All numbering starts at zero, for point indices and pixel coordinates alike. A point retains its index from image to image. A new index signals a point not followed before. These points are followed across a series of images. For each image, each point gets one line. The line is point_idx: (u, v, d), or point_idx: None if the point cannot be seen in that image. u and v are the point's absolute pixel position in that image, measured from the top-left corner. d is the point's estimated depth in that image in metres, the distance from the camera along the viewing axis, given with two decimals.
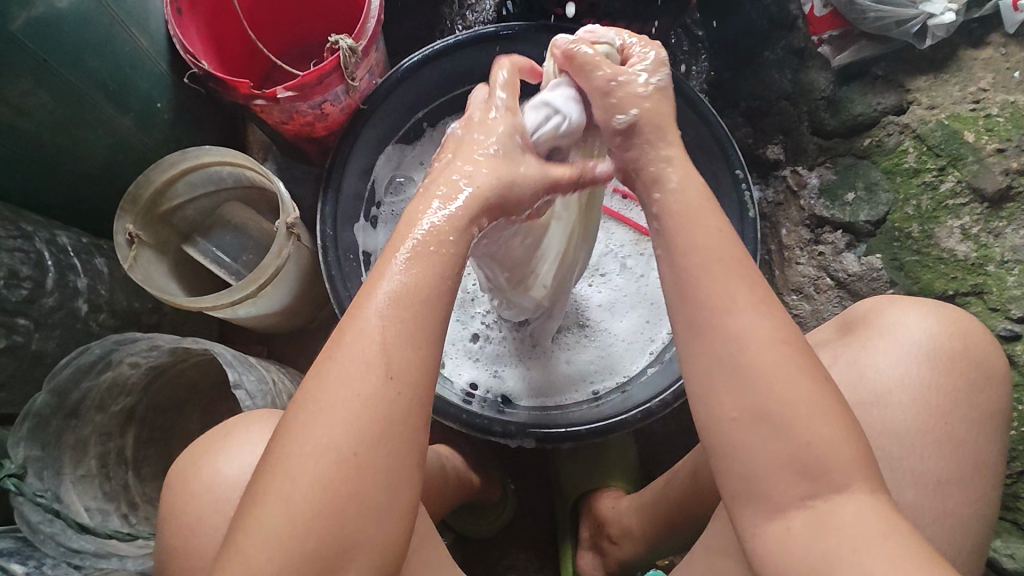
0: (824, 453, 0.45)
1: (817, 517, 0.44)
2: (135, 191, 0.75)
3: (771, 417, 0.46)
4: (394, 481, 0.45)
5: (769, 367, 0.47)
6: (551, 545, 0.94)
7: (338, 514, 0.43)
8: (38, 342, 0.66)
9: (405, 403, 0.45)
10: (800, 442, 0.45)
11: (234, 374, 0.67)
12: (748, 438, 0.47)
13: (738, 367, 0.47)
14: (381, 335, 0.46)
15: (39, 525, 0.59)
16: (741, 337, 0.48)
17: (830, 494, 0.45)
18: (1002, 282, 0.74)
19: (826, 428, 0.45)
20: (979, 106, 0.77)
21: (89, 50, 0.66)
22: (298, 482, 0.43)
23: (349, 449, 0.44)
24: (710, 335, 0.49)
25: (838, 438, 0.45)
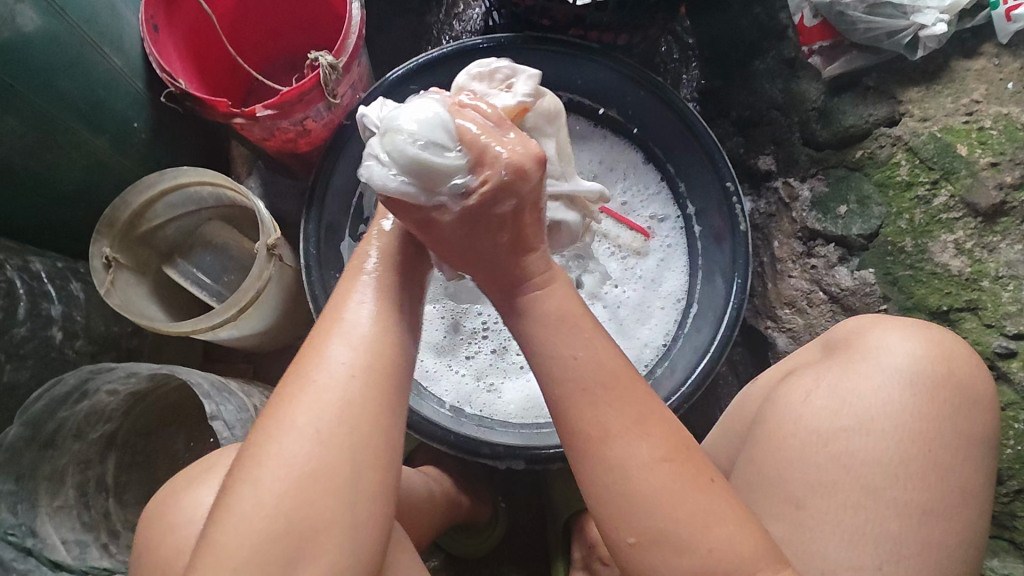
0: (674, 510, 0.45)
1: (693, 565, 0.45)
2: (112, 214, 0.73)
3: (665, 537, 0.45)
4: (368, 464, 0.46)
5: (660, 490, 0.45)
6: (543, 563, 0.93)
7: (312, 499, 0.45)
8: (10, 373, 0.65)
9: (369, 395, 0.48)
10: (703, 552, 0.45)
11: (211, 404, 0.65)
12: (654, 561, 0.46)
13: (626, 494, 0.46)
14: (345, 337, 0.49)
15: (11, 562, 0.60)
16: (630, 457, 0.46)
17: (698, 546, 0.45)
18: (996, 298, 0.72)
19: (673, 487, 0.45)
20: (972, 118, 0.75)
21: (59, 72, 0.64)
22: (277, 473, 0.45)
23: (323, 438, 0.46)
24: (594, 465, 0.47)
25: (687, 494, 0.45)
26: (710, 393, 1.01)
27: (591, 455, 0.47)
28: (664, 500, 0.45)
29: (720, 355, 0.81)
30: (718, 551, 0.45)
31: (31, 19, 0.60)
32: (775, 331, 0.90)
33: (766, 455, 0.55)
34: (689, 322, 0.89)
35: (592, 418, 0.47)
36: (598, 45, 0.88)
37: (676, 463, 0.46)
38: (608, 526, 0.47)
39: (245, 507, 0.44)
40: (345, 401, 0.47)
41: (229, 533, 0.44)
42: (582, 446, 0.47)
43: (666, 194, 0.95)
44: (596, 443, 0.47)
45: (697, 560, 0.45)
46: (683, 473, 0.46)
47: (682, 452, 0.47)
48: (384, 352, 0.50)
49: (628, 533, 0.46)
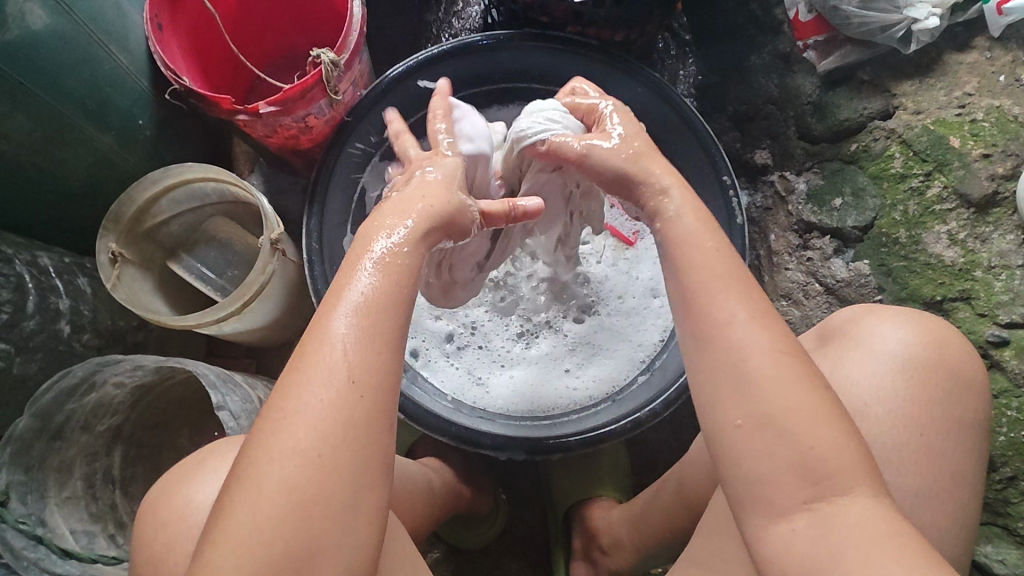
0: (778, 396, 0.45)
1: (792, 455, 0.45)
2: (117, 209, 0.74)
3: (773, 422, 0.45)
4: (367, 480, 0.45)
5: (769, 376, 0.46)
6: (544, 554, 0.94)
7: (312, 514, 0.43)
8: (19, 366, 0.66)
9: (371, 406, 0.45)
10: (804, 448, 0.44)
11: (217, 395, 0.66)
12: (755, 445, 0.46)
13: (741, 379, 0.47)
14: (347, 332, 0.46)
15: (22, 551, 0.60)
16: (739, 347, 0.48)
17: (801, 439, 0.45)
18: (989, 288, 0.73)
19: (787, 378, 0.46)
20: (964, 111, 0.77)
21: (66, 71, 0.65)
22: (275, 488, 0.43)
23: (324, 449, 0.44)
24: (712, 349, 0.49)
25: (794, 387, 0.46)
26: None
27: (709, 345, 0.49)
28: (761, 386, 0.46)
29: None
30: (818, 449, 0.44)
31: (40, 16, 0.61)
32: None
33: None
34: None
35: (718, 307, 0.49)
36: (596, 42, 0.89)
37: (791, 356, 0.47)
38: (714, 413, 0.48)
39: (243, 523, 0.42)
40: (346, 411, 0.45)
41: (227, 548, 0.42)
42: (707, 335, 0.49)
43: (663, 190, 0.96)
44: (711, 334, 0.49)
45: (795, 451, 0.45)
46: (799, 369, 0.46)
47: (793, 346, 0.48)
48: (387, 359, 0.47)
49: (733, 417, 0.47)
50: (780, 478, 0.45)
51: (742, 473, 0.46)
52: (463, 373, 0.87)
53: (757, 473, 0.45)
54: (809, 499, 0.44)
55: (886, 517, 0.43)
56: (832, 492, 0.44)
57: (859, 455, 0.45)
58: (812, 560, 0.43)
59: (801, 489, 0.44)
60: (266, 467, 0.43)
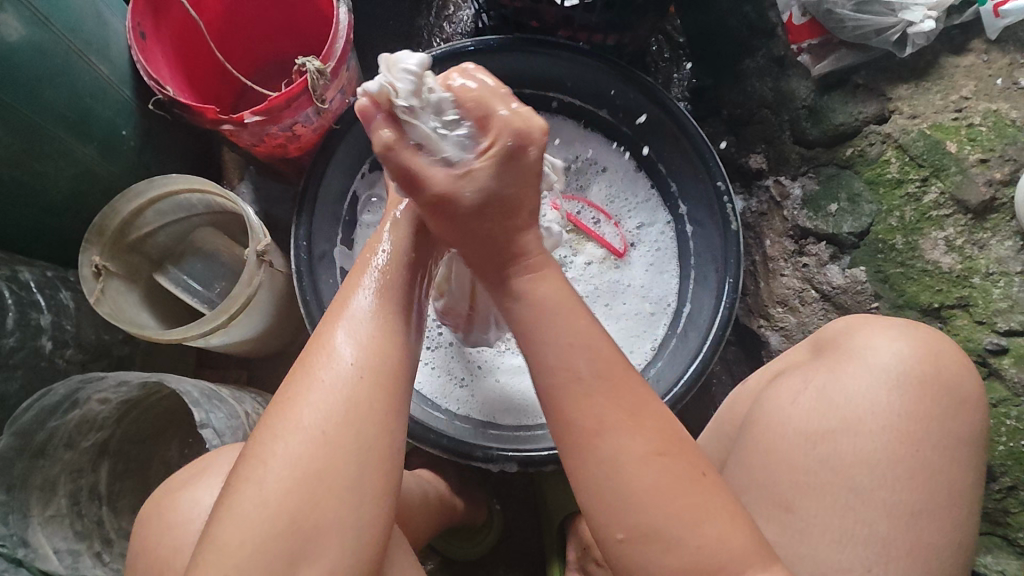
0: (658, 505, 0.45)
1: (680, 561, 0.45)
2: (101, 222, 0.73)
3: (655, 534, 0.45)
4: (371, 457, 0.47)
5: (640, 484, 0.45)
6: (540, 565, 0.93)
7: (317, 492, 0.45)
8: (0, 383, 0.65)
9: (374, 395, 0.48)
10: (692, 549, 0.44)
11: (200, 412, 0.65)
12: (640, 559, 0.45)
13: (617, 495, 0.46)
14: (351, 321, 0.51)
15: (2, 574, 0.60)
16: (609, 454, 0.46)
17: (686, 541, 0.45)
18: (987, 295, 0.72)
19: (664, 481, 0.45)
20: (961, 115, 0.75)
21: (45, 83, 0.64)
22: (283, 466, 0.45)
23: (328, 428, 0.46)
24: (577, 452, 0.48)
25: (671, 492, 0.45)
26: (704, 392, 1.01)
27: (581, 461, 0.47)
28: (654, 493, 0.45)
29: (711, 356, 0.81)
30: (705, 548, 0.44)
31: (16, 29, 0.60)
32: (767, 330, 0.90)
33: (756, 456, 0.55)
34: (680, 323, 0.88)
35: (584, 410, 0.47)
36: (587, 46, 0.88)
37: (660, 459, 0.46)
38: (596, 525, 0.47)
39: (250, 502, 0.44)
40: (352, 389, 0.48)
41: (235, 527, 0.44)
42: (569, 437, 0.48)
43: (656, 200, 0.96)
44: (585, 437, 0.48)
45: (691, 546, 0.44)
46: (675, 466, 0.46)
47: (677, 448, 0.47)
48: (393, 338, 0.51)
49: (617, 532, 0.46)
50: None
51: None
52: (441, 363, 0.87)
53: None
54: None
55: None
56: None
57: (733, 508, 0.46)
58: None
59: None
60: (272, 450, 0.45)
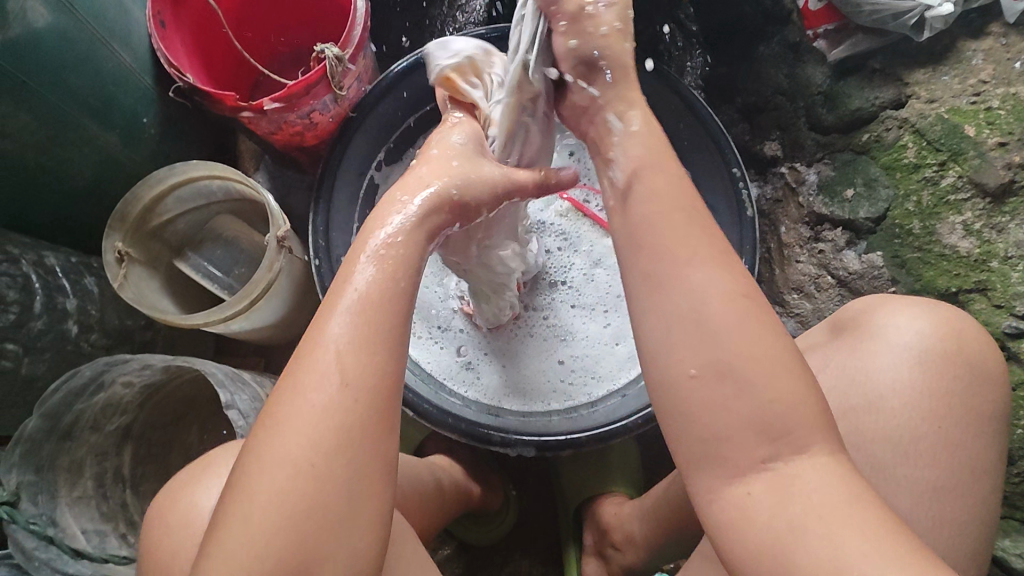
0: (779, 415, 0.42)
1: (796, 482, 0.41)
2: (123, 208, 0.74)
3: (732, 373, 0.43)
4: (362, 481, 0.43)
5: (774, 391, 0.43)
6: (556, 551, 0.93)
7: (307, 522, 0.42)
8: (28, 366, 0.66)
9: (365, 409, 0.44)
10: (804, 465, 0.42)
11: (226, 395, 0.66)
12: (755, 474, 0.42)
13: (735, 393, 0.43)
14: (337, 332, 0.46)
15: (34, 551, 0.59)
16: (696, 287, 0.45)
17: (799, 456, 0.42)
18: (1006, 279, 0.72)
19: (777, 389, 0.43)
20: (979, 99, 0.75)
21: (69, 69, 0.65)
22: (267, 500, 0.42)
23: (313, 455, 0.43)
24: (658, 298, 0.46)
25: (786, 403, 0.43)
26: None
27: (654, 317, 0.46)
28: (772, 398, 0.43)
29: None
30: (816, 467, 0.42)
31: (41, 14, 0.61)
32: (783, 317, 0.90)
33: None
34: None
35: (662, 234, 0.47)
36: None
37: (774, 361, 0.44)
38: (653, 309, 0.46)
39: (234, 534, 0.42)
40: (338, 407, 0.44)
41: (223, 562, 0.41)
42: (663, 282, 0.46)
43: None
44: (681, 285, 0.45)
45: (801, 481, 0.41)
46: (787, 375, 0.44)
47: (778, 353, 0.45)
48: (382, 350, 0.46)
49: (735, 447, 0.43)
50: (790, 505, 0.41)
51: (746, 507, 0.42)
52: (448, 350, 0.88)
53: (761, 437, 0.42)
54: (811, 520, 0.41)
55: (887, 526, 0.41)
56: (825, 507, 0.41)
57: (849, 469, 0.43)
58: (771, 528, 0.41)
59: (758, 434, 0.42)
60: (257, 480, 0.42)
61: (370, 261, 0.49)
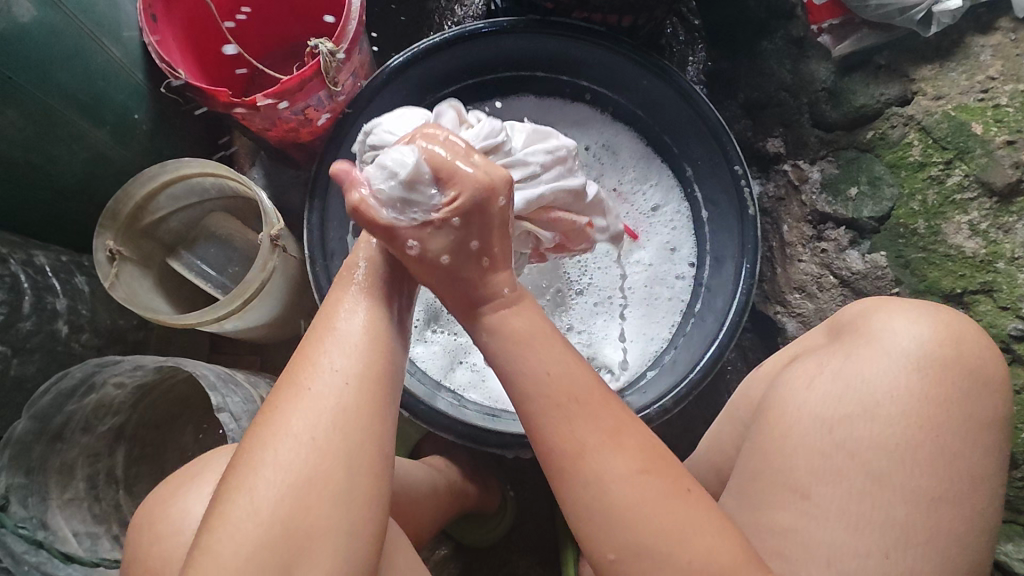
0: (648, 494, 0.46)
1: (655, 527, 0.46)
2: (114, 207, 0.73)
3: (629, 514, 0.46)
4: (355, 494, 0.45)
5: (642, 486, 0.47)
6: (553, 551, 0.93)
7: (305, 515, 0.44)
8: (17, 367, 0.65)
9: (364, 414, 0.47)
10: (664, 529, 0.46)
11: (217, 397, 0.65)
12: (619, 531, 0.47)
13: (600, 490, 0.47)
14: (337, 351, 0.49)
15: (23, 555, 0.58)
16: (600, 466, 0.47)
17: (659, 517, 0.46)
18: (1012, 280, 0.71)
19: (648, 473, 0.47)
20: (987, 96, 0.74)
21: (57, 64, 0.64)
22: (261, 508, 0.44)
23: (310, 465, 0.45)
24: (570, 473, 0.48)
25: (653, 479, 0.47)
26: (718, 379, 1.00)
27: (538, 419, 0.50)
28: (643, 487, 0.47)
29: (729, 341, 0.79)
30: (677, 527, 0.46)
31: (27, 8, 0.60)
32: (784, 317, 0.89)
33: (770, 438, 0.55)
34: (697, 304, 0.88)
35: (563, 434, 0.48)
36: (604, 29, 0.86)
37: (657, 459, 0.48)
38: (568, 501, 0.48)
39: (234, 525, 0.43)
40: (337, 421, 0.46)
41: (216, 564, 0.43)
42: (564, 454, 0.48)
43: (671, 183, 0.94)
44: (582, 472, 0.47)
45: (664, 526, 0.46)
46: (660, 470, 0.48)
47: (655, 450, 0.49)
48: (377, 367, 0.49)
49: (589, 512, 0.47)
50: (651, 549, 0.46)
51: (617, 554, 0.47)
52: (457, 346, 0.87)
53: (631, 512, 0.46)
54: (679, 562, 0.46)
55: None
56: (692, 553, 0.46)
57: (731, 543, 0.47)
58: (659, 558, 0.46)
59: (673, 553, 0.46)
60: (262, 465, 0.45)
61: (360, 288, 0.53)
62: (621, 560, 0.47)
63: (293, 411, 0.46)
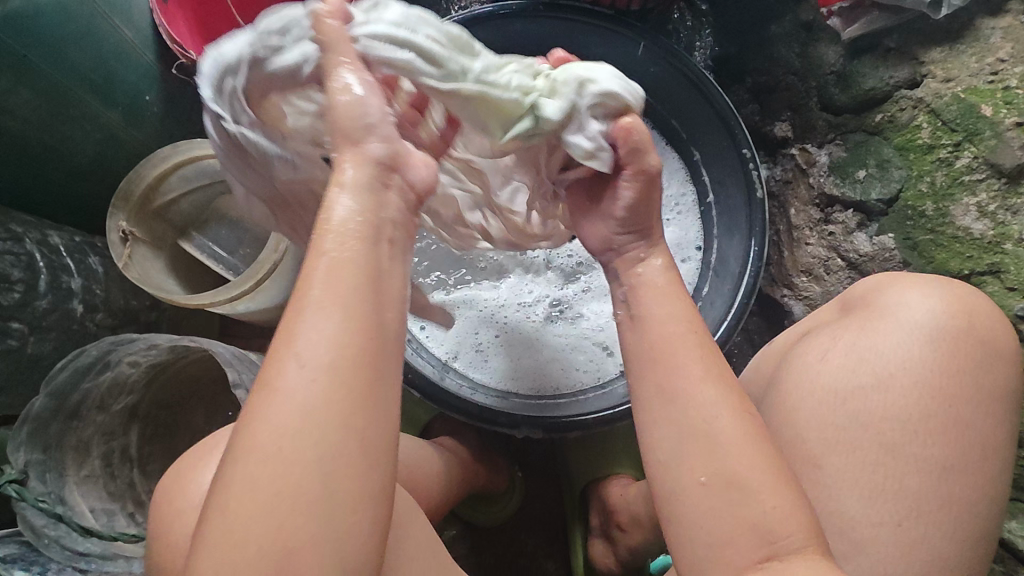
0: (744, 460, 0.46)
1: (750, 519, 0.44)
2: (126, 187, 0.73)
3: (739, 484, 0.45)
4: (357, 448, 0.38)
5: (737, 442, 0.46)
6: (561, 531, 0.94)
7: (301, 493, 0.37)
8: (34, 345, 0.65)
9: (360, 359, 0.40)
10: (763, 509, 0.44)
11: (233, 373, 0.66)
12: (714, 505, 0.45)
13: (707, 436, 0.47)
14: (314, 301, 0.40)
15: (43, 529, 0.59)
16: (702, 412, 0.48)
17: (757, 500, 0.44)
18: (1019, 261, 0.71)
19: (747, 448, 0.46)
20: (997, 78, 0.74)
21: (70, 43, 0.64)
22: (242, 501, 0.37)
23: (292, 446, 0.37)
24: (695, 448, 0.47)
25: (760, 467, 0.45)
26: (724, 362, 1.00)
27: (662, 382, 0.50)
28: (746, 446, 0.46)
29: (737, 323, 0.80)
30: (776, 513, 0.44)
31: None
32: (791, 299, 0.89)
33: (781, 412, 0.56)
34: (704, 288, 0.88)
35: (682, 371, 0.50)
36: (613, 12, 0.86)
37: (749, 422, 0.47)
38: (670, 466, 0.48)
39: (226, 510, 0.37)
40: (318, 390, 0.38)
41: (218, 522, 0.37)
42: (667, 398, 0.49)
43: (677, 165, 0.95)
44: (705, 446, 0.47)
45: (757, 510, 0.44)
46: (754, 433, 0.47)
47: (749, 410, 0.48)
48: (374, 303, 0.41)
49: (698, 474, 0.46)
50: (738, 541, 0.44)
51: (701, 538, 0.45)
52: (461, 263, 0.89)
53: (738, 470, 0.45)
54: (762, 558, 0.43)
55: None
56: (784, 550, 0.43)
57: (807, 517, 0.45)
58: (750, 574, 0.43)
59: (759, 552, 0.43)
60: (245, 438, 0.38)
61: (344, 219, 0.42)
62: (698, 532, 0.46)
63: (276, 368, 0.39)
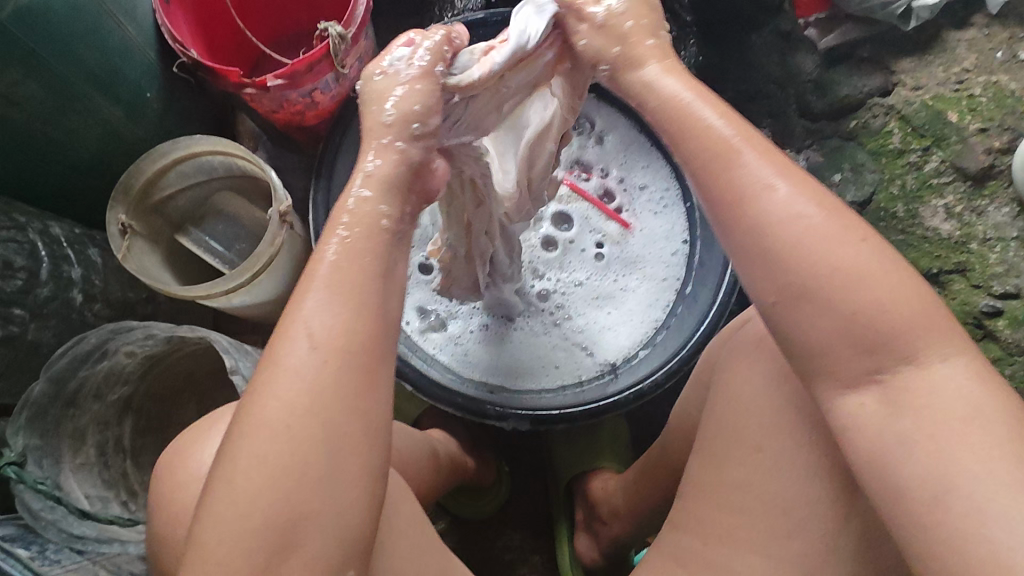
0: (835, 256, 0.44)
1: (849, 325, 0.44)
2: (126, 181, 0.75)
3: (850, 292, 0.43)
4: (345, 449, 0.42)
5: (833, 234, 0.44)
6: (546, 525, 0.96)
7: (294, 488, 0.41)
8: (34, 332, 0.67)
9: (342, 370, 0.43)
10: (857, 301, 0.43)
11: (231, 360, 0.68)
12: (801, 316, 0.44)
13: (788, 247, 0.44)
14: (314, 304, 0.44)
15: (40, 512, 0.60)
16: (782, 207, 0.45)
17: (856, 296, 0.43)
18: (984, 260, 0.75)
19: (868, 256, 0.44)
20: (962, 86, 0.79)
21: (77, 39, 0.66)
22: (234, 498, 0.41)
23: (287, 452, 0.41)
24: (775, 262, 0.45)
25: (848, 246, 0.44)
26: None
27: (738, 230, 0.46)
28: (830, 241, 0.44)
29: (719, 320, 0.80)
30: (887, 314, 0.43)
31: None
32: None
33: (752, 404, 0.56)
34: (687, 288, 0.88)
35: (727, 183, 0.46)
36: None
37: (830, 207, 0.45)
38: (757, 286, 0.46)
39: (224, 501, 0.41)
40: (311, 400, 0.42)
41: (213, 520, 0.41)
42: (729, 210, 0.46)
43: (665, 170, 0.97)
44: (841, 287, 0.44)
45: (879, 292, 0.43)
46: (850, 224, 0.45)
47: (835, 205, 0.45)
48: (357, 318, 0.44)
49: (766, 296, 0.46)
50: (837, 347, 0.44)
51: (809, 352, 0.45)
52: None
53: (823, 273, 0.44)
54: (875, 368, 0.44)
55: (969, 379, 0.43)
56: (896, 358, 0.43)
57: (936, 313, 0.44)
58: (905, 440, 0.43)
59: (868, 358, 0.44)
60: (238, 443, 0.42)
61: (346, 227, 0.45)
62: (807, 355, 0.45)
63: (264, 379, 0.43)
